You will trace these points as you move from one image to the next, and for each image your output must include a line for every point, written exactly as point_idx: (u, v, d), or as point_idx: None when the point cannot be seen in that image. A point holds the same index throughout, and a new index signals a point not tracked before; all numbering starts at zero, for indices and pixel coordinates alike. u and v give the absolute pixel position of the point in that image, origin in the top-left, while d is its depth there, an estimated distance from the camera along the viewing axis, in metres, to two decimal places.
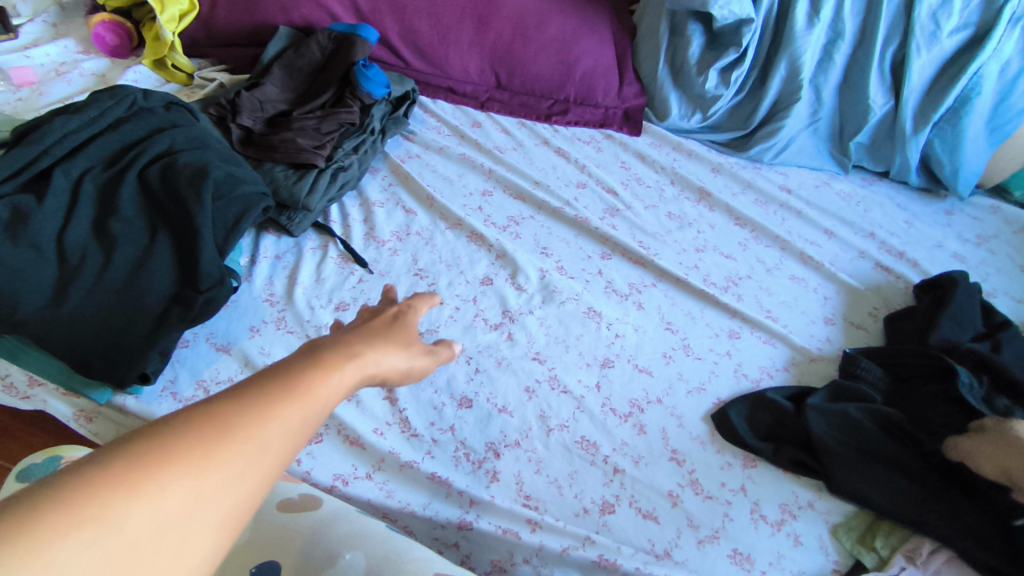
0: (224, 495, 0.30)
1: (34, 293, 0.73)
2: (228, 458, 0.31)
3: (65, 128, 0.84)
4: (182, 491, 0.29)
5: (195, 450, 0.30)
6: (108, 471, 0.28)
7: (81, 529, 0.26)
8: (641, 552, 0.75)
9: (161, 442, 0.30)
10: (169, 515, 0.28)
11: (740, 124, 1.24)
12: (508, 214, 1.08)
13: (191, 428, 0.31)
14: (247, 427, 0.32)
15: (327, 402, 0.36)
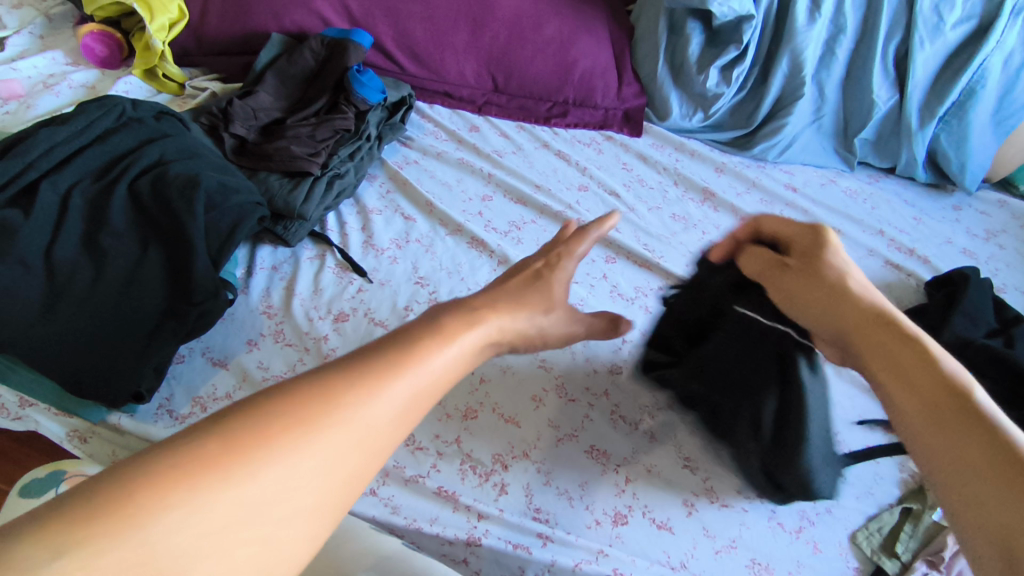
0: (325, 467, 0.37)
1: (21, 310, 0.70)
2: (325, 437, 0.37)
3: (52, 140, 0.82)
4: (279, 464, 0.36)
5: (294, 429, 0.37)
6: (227, 444, 0.35)
7: (209, 492, 0.34)
8: (656, 565, 0.73)
9: (263, 421, 0.37)
10: (280, 483, 0.36)
11: (743, 122, 1.22)
12: (510, 218, 1.05)
13: (289, 410, 0.38)
14: (339, 412, 0.38)
15: (423, 385, 0.43)
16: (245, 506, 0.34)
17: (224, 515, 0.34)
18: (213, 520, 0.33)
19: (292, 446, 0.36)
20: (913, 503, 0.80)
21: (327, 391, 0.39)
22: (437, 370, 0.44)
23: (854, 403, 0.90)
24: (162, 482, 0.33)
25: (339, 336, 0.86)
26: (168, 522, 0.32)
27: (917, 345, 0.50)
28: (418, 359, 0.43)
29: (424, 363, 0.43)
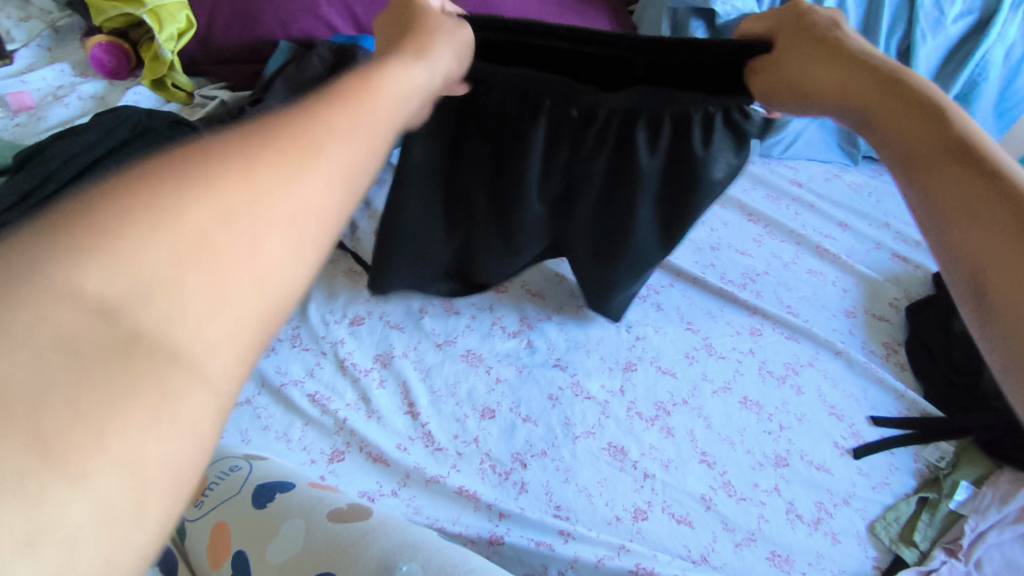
0: (316, 194, 0.29)
1: None
2: (313, 155, 0.30)
3: (70, 151, 0.83)
4: (271, 179, 0.28)
5: (239, 150, 0.28)
6: (186, 156, 0.27)
7: (172, 204, 0.25)
8: (678, 559, 0.73)
9: (216, 141, 0.28)
10: (259, 205, 0.27)
11: None
12: None
13: (235, 140, 0.28)
14: (297, 140, 0.30)
15: (390, 117, 0.37)
16: (233, 220, 0.26)
17: (214, 242, 0.26)
18: (180, 242, 0.25)
19: (254, 169, 0.28)
20: (930, 492, 0.81)
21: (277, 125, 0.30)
22: (392, 109, 0.37)
23: (867, 395, 0.91)
24: (99, 217, 0.24)
25: (355, 338, 0.88)
26: (124, 242, 0.24)
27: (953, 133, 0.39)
28: (374, 96, 0.36)
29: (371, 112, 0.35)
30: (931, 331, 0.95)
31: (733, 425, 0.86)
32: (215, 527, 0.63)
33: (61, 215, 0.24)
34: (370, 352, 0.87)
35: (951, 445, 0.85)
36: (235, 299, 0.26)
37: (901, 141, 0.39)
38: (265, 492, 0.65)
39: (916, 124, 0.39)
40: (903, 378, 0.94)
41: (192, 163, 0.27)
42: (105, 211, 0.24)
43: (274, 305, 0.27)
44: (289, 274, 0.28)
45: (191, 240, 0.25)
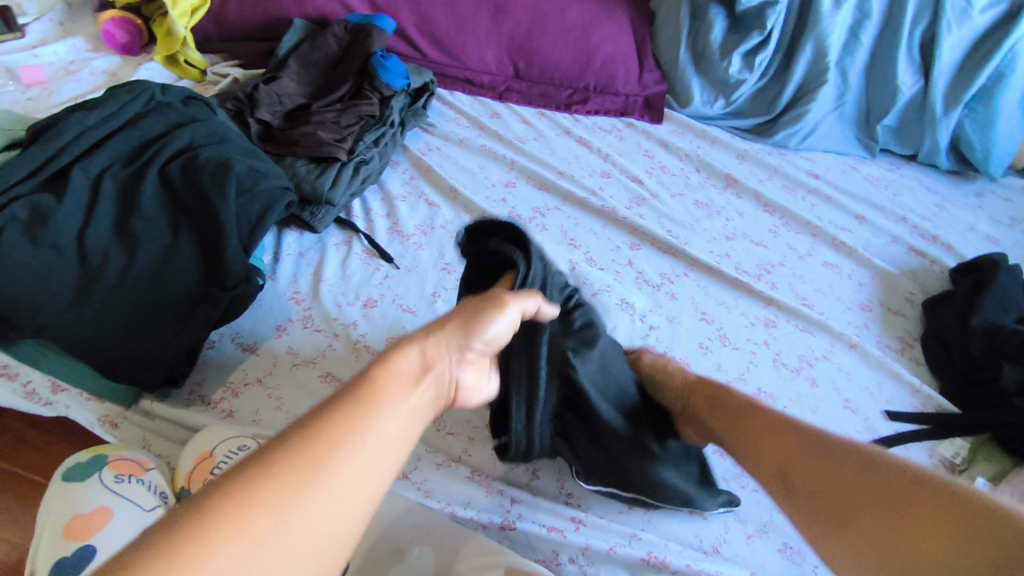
0: (328, 519, 0.32)
1: (57, 294, 0.70)
2: (313, 505, 0.31)
3: (83, 125, 0.82)
4: (281, 520, 0.30)
5: (269, 508, 0.30)
6: (216, 498, 0.30)
7: (219, 547, 0.28)
8: (689, 549, 0.73)
9: (240, 489, 0.30)
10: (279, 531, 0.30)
11: (764, 109, 1.21)
12: (534, 205, 1.05)
13: (261, 477, 0.31)
14: (310, 458, 0.32)
15: (395, 441, 0.36)
16: (262, 556, 0.29)
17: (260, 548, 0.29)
18: (229, 557, 0.28)
19: (281, 512, 0.30)
20: None
21: (310, 440, 0.33)
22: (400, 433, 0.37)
23: (883, 388, 0.90)
24: (160, 553, 0.27)
25: (368, 321, 0.87)
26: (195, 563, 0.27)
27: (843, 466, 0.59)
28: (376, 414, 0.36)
29: (378, 424, 0.35)
30: (948, 327, 0.93)
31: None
32: None
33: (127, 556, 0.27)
34: (382, 335, 0.86)
35: (966, 442, 0.84)
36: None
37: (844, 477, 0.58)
38: None
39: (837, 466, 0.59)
40: (918, 372, 0.93)
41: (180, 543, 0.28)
42: (175, 542, 0.28)
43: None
44: (320, 542, 0.31)
45: (228, 553, 0.28)
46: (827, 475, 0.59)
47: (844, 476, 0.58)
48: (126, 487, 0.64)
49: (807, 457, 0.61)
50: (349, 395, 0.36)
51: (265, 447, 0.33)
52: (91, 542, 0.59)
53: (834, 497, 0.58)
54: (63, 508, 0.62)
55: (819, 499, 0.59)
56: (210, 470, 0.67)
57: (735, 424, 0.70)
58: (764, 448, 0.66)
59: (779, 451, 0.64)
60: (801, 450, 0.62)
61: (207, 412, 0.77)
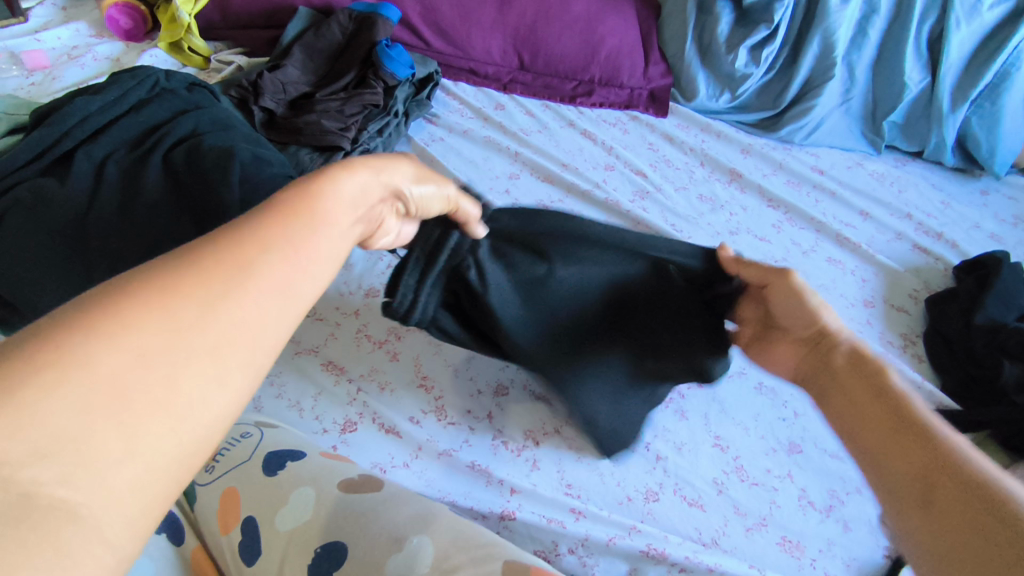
0: (261, 316, 0.31)
1: (60, 279, 0.71)
2: (242, 299, 0.30)
3: (87, 109, 0.81)
4: (209, 315, 0.29)
5: (191, 299, 0.29)
6: (142, 278, 0.29)
7: (141, 327, 0.27)
8: (689, 541, 0.73)
9: (159, 278, 0.29)
10: (208, 321, 0.29)
11: (769, 103, 1.21)
12: (538, 197, 1.05)
13: (191, 264, 0.30)
14: (236, 255, 0.31)
15: (331, 255, 0.35)
16: (184, 340, 0.28)
17: (186, 334, 0.28)
18: (156, 336, 0.27)
19: (209, 300, 0.29)
20: None
21: (232, 240, 0.32)
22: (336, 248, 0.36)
23: None
24: (70, 328, 0.26)
25: (370, 310, 0.88)
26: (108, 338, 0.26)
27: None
28: (313, 223, 0.35)
29: (315, 235, 0.34)
30: (951, 324, 0.93)
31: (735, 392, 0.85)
32: (227, 492, 0.62)
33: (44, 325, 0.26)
34: (384, 324, 0.86)
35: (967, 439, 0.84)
36: (198, 354, 0.28)
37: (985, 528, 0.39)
38: (274, 459, 0.64)
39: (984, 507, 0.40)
40: (920, 370, 0.93)
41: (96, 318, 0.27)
42: (87, 318, 0.27)
43: (241, 373, 0.30)
44: (253, 334, 0.31)
45: (154, 337, 0.27)
46: (978, 530, 0.39)
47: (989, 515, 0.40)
48: None
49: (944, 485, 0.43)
50: (275, 203, 0.35)
51: (182, 246, 0.31)
52: None
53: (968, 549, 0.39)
54: None
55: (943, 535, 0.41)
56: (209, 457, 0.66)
57: (877, 427, 0.51)
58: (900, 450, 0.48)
59: (918, 465, 0.46)
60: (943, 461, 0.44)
61: None
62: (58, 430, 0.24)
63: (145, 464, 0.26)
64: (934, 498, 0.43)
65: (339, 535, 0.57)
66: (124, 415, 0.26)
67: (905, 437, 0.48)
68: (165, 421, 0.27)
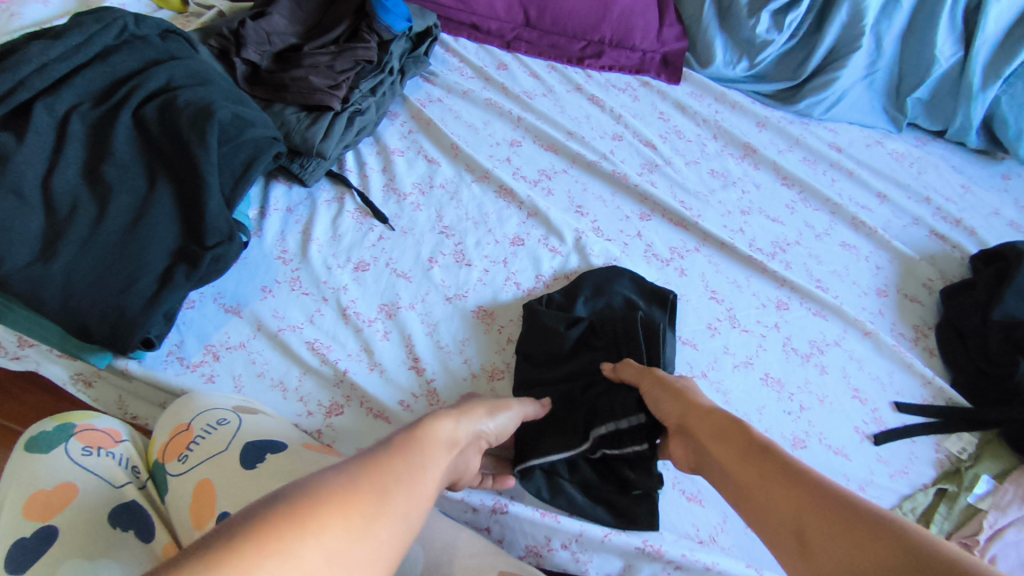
0: (405, 530, 0.40)
1: (19, 248, 0.64)
2: (395, 511, 0.39)
3: (45, 57, 0.71)
4: (373, 522, 0.37)
5: (356, 520, 0.37)
6: (328, 486, 0.37)
7: (334, 525, 0.35)
8: (684, 539, 0.70)
9: (341, 490, 0.37)
10: (368, 525, 0.37)
11: (788, 74, 1.14)
12: (539, 167, 0.98)
13: (362, 478, 0.39)
14: (389, 478, 0.41)
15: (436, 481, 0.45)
16: (359, 539, 0.36)
17: (355, 536, 0.36)
18: (336, 540, 0.35)
19: (375, 513, 0.38)
20: (949, 484, 0.77)
21: (383, 474, 0.41)
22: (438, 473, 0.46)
23: (893, 378, 0.86)
24: (289, 524, 0.34)
25: (359, 286, 0.82)
26: (314, 532, 0.34)
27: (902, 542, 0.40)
28: (427, 455, 0.46)
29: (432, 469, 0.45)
30: (966, 316, 0.88)
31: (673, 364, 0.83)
32: (200, 485, 0.57)
33: (267, 515, 0.34)
34: (374, 302, 0.81)
35: (974, 437, 0.81)
36: (358, 571, 0.35)
37: (808, 531, 0.46)
38: (254, 451, 0.60)
39: (854, 527, 0.43)
40: (931, 363, 0.89)
41: (302, 512, 0.35)
42: (292, 517, 0.34)
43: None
44: (390, 549, 0.38)
45: (334, 542, 0.35)
46: (852, 540, 0.43)
47: (871, 545, 0.41)
48: (93, 461, 0.60)
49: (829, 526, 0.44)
50: (410, 446, 0.45)
51: (350, 469, 0.40)
52: (53, 521, 0.54)
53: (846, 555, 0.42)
54: (25, 483, 0.56)
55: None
56: (185, 445, 0.61)
57: (751, 448, 0.54)
58: (773, 503, 0.49)
59: (785, 498, 0.49)
60: (823, 508, 0.46)
61: (186, 376, 0.73)
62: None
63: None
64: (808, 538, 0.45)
65: None
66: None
67: (784, 486, 0.50)
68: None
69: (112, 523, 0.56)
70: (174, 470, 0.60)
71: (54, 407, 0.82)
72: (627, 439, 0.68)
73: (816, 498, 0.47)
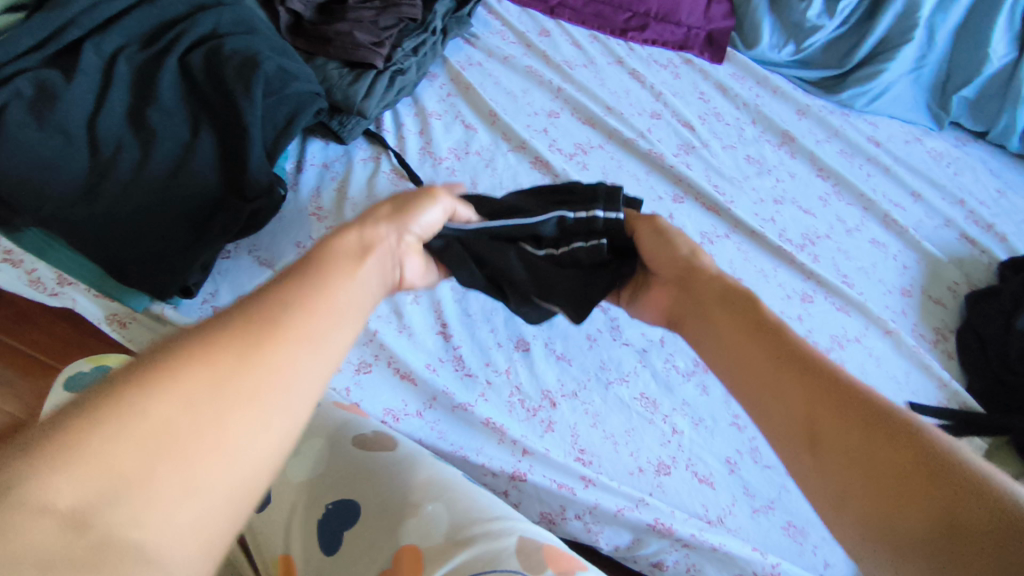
0: (307, 359, 0.33)
1: (65, 186, 0.65)
2: (280, 343, 0.32)
3: None
4: (250, 370, 0.31)
5: (221, 365, 0.30)
6: (183, 343, 0.31)
7: (188, 376, 0.29)
8: (694, 518, 0.73)
9: (192, 344, 0.31)
10: (242, 364, 0.31)
11: (834, 62, 1.12)
12: (576, 140, 0.98)
13: (229, 323, 0.32)
14: (266, 313, 0.33)
15: (350, 302, 0.38)
16: (228, 386, 0.30)
17: (221, 386, 0.30)
18: (195, 391, 0.29)
19: (246, 348, 0.31)
20: None
21: (260, 310, 0.34)
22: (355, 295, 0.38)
23: (910, 377, 0.87)
24: (126, 395, 0.28)
25: None
26: (158, 394, 0.28)
27: (921, 451, 0.37)
28: (334, 281, 0.38)
29: (339, 289, 0.37)
30: (989, 325, 0.89)
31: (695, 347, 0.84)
32: None
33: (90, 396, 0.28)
34: None
35: (984, 442, 0.82)
36: (234, 414, 0.30)
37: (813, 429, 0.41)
38: None
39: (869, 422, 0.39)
40: (948, 367, 0.90)
41: (142, 379, 0.29)
42: (128, 382, 0.28)
43: (280, 419, 0.31)
44: (281, 382, 0.32)
45: (189, 395, 0.29)
46: (872, 447, 0.38)
47: (891, 455, 0.37)
48: None
49: (848, 420, 0.39)
50: (300, 276, 0.37)
51: (213, 321, 0.33)
52: None
53: (860, 460, 0.38)
54: None
55: (841, 483, 0.38)
56: None
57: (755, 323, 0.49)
58: (776, 390, 0.44)
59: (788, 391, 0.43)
60: (835, 403, 0.41)
61: None
62: (130, 465, 0.27)
63: (200, 529, 0.27)
64: (820, 441, 0.40)
65: (351, 493, 0.54)
66: (181, 462, 0.28)
67: (792, 374, 0.44)
68: (216, 463, 0.29)
69: None
70: None
71: (86, 344, 0.83)
72: (581, 234, 0.61)
73: (829, 391, 0.42)
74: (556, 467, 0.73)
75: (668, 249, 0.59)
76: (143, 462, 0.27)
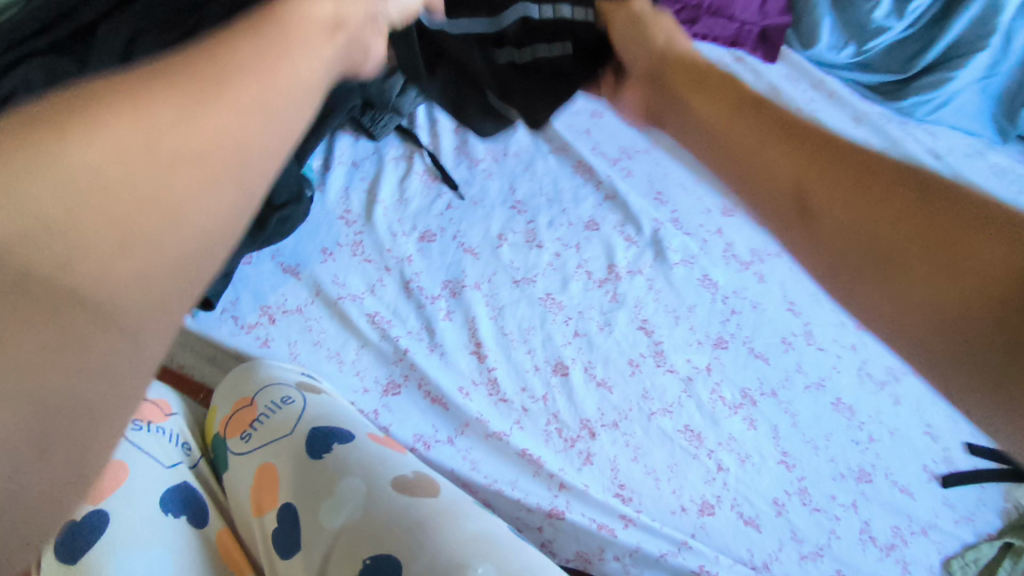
0: (261, 117, 0.26)
1: None
2: (221, 103, 0.25)
3: None
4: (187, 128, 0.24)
5: (162, 117, 0.24)
6: (111, 83, 0.24)
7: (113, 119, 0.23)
8: (739, 564, 0.69)
9: (122, 82, 0.24)
10: (188, 121, 0.24)
11: (896, 66, 1.03)
12: (620, 144, 0.91)
13: (169, 65, 0.25)
14: (210, 59, 0.26)
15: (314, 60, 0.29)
16: (164, 142, 0.24)
17: (156, 140, 0.24)
18: (129, 139, 0.23)
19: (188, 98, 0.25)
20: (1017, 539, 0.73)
21: (197, 52, 0.26)
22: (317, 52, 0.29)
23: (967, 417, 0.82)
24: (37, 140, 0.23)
25: (424, 258, 0.77)
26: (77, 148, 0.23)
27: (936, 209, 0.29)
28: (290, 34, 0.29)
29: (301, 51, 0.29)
30: None
31: (742, 376, 0.79)
32: (263, 469, 0.56)
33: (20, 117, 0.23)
34: (438, 277, 0.76)
35: None
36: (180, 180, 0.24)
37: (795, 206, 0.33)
38: (320, 438, 0.57)
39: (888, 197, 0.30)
40: None
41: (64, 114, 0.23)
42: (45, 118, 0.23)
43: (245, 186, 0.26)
44: (232, 140, 0.25)
45: (125, 139, 0.23)
46: (888, 229, 0.30)
47: (890, 211, 0.30)
48: (143, 437, 0.58)
49: (848, 206, 0.31)
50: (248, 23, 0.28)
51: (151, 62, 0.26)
52: (103, 505, 0.51)
53: (859, 233, 0.30)
54: None
55: (846, 246, 0.31)
56: (248, 423, 0.59)
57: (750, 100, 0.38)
58: (755, 164, 0.35)
59: (786, 167, 0.33)
60: (836, 166, 0.32)
61: (241, 339, 0.69)
62: (82, 179, 0.23)
63: (155, 284, 0.24)
64: (812, 207, 0.32)
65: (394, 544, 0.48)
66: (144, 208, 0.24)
67: (778, 143, 0.34)
68: (162, 220, 0.24)
69: (163, 508, 0.54)
70: (236, 448, 0.58)
71: None
72: (546, 38, 0.52)
73: (819, 155, 0.33)
74: (594, 506, 0.69)
75: (644, 40, 0.48)
76: (72, 222, 0.23)
